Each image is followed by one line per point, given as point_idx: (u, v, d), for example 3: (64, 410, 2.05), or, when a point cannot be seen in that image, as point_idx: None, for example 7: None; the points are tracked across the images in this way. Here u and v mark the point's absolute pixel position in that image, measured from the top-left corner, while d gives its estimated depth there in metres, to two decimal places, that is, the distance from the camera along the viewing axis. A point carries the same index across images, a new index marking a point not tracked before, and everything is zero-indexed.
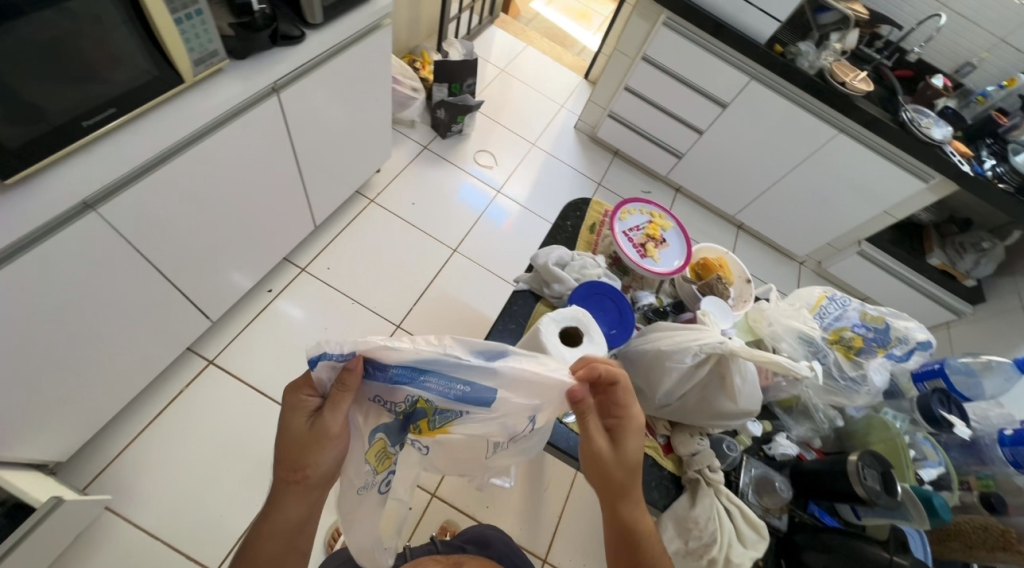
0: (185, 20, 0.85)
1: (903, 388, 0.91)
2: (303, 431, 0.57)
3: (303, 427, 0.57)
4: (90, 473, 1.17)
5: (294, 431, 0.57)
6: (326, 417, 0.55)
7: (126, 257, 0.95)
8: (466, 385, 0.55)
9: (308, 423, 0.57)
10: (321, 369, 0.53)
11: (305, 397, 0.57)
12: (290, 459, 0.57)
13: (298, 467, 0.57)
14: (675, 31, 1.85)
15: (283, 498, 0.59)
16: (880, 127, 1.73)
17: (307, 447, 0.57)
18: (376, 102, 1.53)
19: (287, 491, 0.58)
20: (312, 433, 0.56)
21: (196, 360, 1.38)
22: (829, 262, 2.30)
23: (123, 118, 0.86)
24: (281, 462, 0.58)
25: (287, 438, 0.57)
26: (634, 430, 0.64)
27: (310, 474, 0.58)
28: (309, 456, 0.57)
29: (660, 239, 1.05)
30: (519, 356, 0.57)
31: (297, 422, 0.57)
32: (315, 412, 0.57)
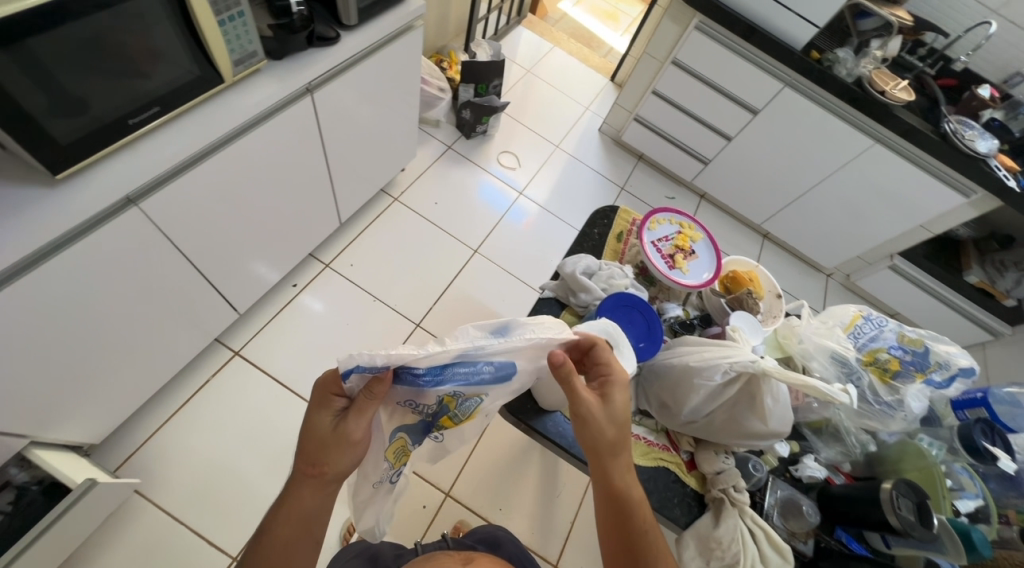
0: (228, 22, 0.88)
1: (941, 415, 0.88)
2: (328, 431, 0.57)
3: (329, 426, 0.57)
4: (120, 456, 1.21)
5: (320, 428, 0.57)
6: (351, 421, 0.56)
7: (162, 250, 0.98)
8: (492, 367, 0.56)
9: (333, 422, 0.57)
10: (351, 378, 0.54)
11: (333, 397, 0.58)
12: (313, 454, 0.57)
13: (319, 463, 0.57)
14: (707, 34, 1.82)
15: (300, 490, 0.58)
16: (919, 137, 1.67)
17: (331, 446, 0.57)
18: (405, 102, 1.55)
19: (306, 484, 0.58)
20: (337, 434, 0.57)
21: (223, 350, 1.41)
22: (858, 276, 2.24)
23: (166, 117, 0.88)
24: (304, 456, 0.58)
25: (312, 436, 0.57)
26: (620, 386, 0.62)
27: (329, 470, 0.57)
28: (331, 455, 0.57)
29: (689, 251, 1.04)
30: (527, 326, 0.57)
31: (322, 418, 0.58)
32: (341, 413, 0.58)
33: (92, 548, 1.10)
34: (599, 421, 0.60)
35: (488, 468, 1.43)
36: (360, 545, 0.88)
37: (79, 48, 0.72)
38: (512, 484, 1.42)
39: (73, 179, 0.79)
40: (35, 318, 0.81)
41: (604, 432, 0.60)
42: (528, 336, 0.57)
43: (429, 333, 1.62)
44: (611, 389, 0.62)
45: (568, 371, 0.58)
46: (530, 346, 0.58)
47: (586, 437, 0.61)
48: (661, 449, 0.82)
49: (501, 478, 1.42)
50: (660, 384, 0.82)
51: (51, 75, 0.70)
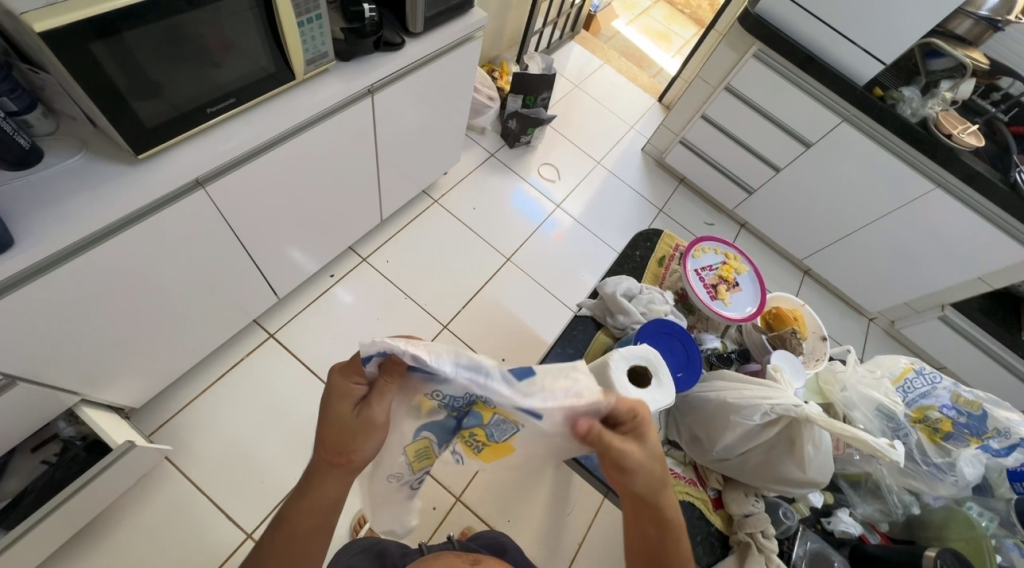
0: (306, 24, 0.93)
1: (993, 484, 0.81)
2: (348, 419, 0.55)
3: (350, 414, 0.55)
4: (157, 421, 1.27)
5: (340, 416, 0.55)
6: (374, 404, 0.54)
7: (218, 233, 1.03)
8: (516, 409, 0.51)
9: (353, 410, 0.55)
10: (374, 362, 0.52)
11: (352, 385, 0.55)
12: (336, 442, 0.55)
13: (341, 451, 0.55)
14: (764, 62, 1.79)
15: (323, 477, 0.57)
16: (986, 185, 1.58)
17: (352, 432, 0.55)
18: (456, 108, 1.58)
19: (328, 472, 0.57)
20: (358, 420, 0.54)
21: (259, 332, 1.47)
22: (902, 323, 2.13)
23: (239, 108, 0.93)
24: (323, 445, 0.56)
25: (333, 424, 0.55)
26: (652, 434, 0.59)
27: (355, 459, 0.56)
28: (353, 443, 0.55)
29: (732, 282, 1.01)
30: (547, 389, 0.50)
31: (343, 408, 0.55)
32: (360, 400, 0.55)
33: (122, 507, 1.16)
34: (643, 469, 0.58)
35: (500, 478, 1.42)
36: (368, 542, 0.89)
37: (171, 40, 0.77)
38: (523, 497, 1.41)
39: (151, 160, 0.85)
40: (102, 285, 0.86)
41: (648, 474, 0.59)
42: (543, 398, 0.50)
43: (455, 336, 1.64)
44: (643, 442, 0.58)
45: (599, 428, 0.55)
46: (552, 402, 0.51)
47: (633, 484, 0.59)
48: (687, 483, 0.81)
49: (512, 489, 1.41)
50: (694, 416, 0.81)
51: (139, 63, 0.75)
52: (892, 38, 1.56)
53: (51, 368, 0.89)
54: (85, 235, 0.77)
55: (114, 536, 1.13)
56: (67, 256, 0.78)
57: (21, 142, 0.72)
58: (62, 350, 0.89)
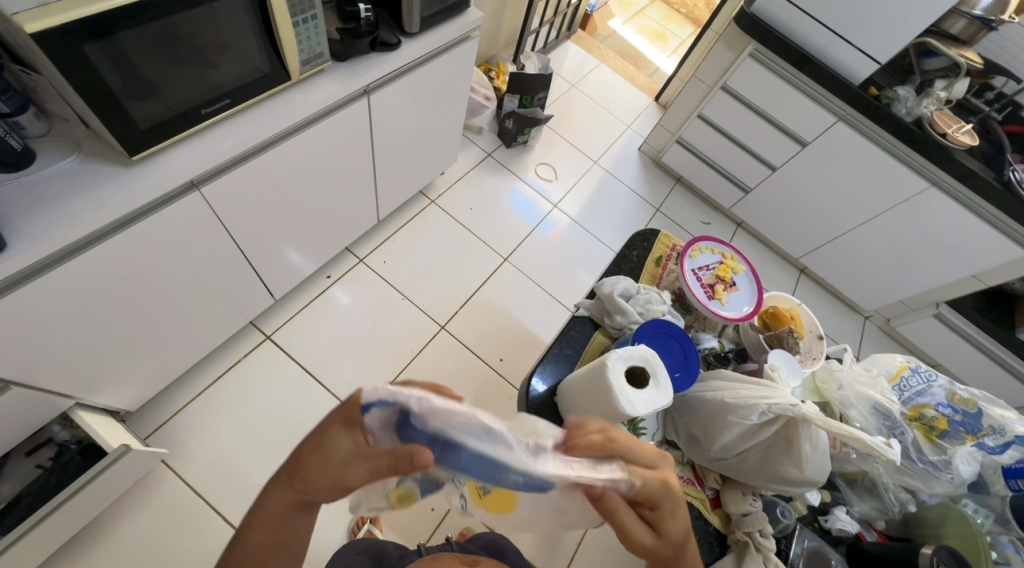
0: (301, 24, 0.93)
1: (987, 481, 0.80)
2: (328, 454, 0.48)
3: (336, 454, 0.47)
4: (153, 424, 1.27)
5: (328, 446, 0.48)
6: (358, 465, 0.46)
7: (215, 234, 1.03)
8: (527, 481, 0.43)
9: (340, 452, 0.47)
10: (376, 412, 0.46)
11: (351, 425, 0.48)
12: (303, 469, 0.49)
13: (305, 481, 0.48)
14: (760, 62, 1.79)
15: (277, 494, 0.51)
16: (980, 183, 1.59)
17: (324, 473, 0.48)
18: (452, 108, 1.58)
19: (284, 492, 0.50)
20: (337, 465, 0.47)
21: (256, 333, 1.46)
22: (898, 321, 2.14)
23: (235, 109, 0.93)
24: (297, 462, 0.49)
25: (318, 450, 0.48)
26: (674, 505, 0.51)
27: (309, 493, 0.49)
28: (316, 480, 0.48)
29: (729, 282, 1.02)
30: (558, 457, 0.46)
31: (334, 442, 0.48)
32: (355, 453, 0.47)
33: (118, 511, 1.15)
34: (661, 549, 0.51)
35: None
36: (366, 543, 0.88)
37: (165, 40, 0.77)
38: None
39: (145, 161, 0.84)
40: (96, 288, 0.86)
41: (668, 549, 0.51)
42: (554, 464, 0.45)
43: (453, 336, 1.64)
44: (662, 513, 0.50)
45: (611, 502, 0.48)
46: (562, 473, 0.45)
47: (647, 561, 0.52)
48: (686, 482, 0.81)
49: None
50: (692, 417, 0.82)
51: (132, 63, 0.75)
52: (886, 38, 1.57)
53: (47, 372, 0.89)
54: (80, 237, 0.77)
55: (110, 540, 1.12)
56: (61, 259, 0.77)
57: (13, 143, 0.72)
58: (57, 353, 0.88)
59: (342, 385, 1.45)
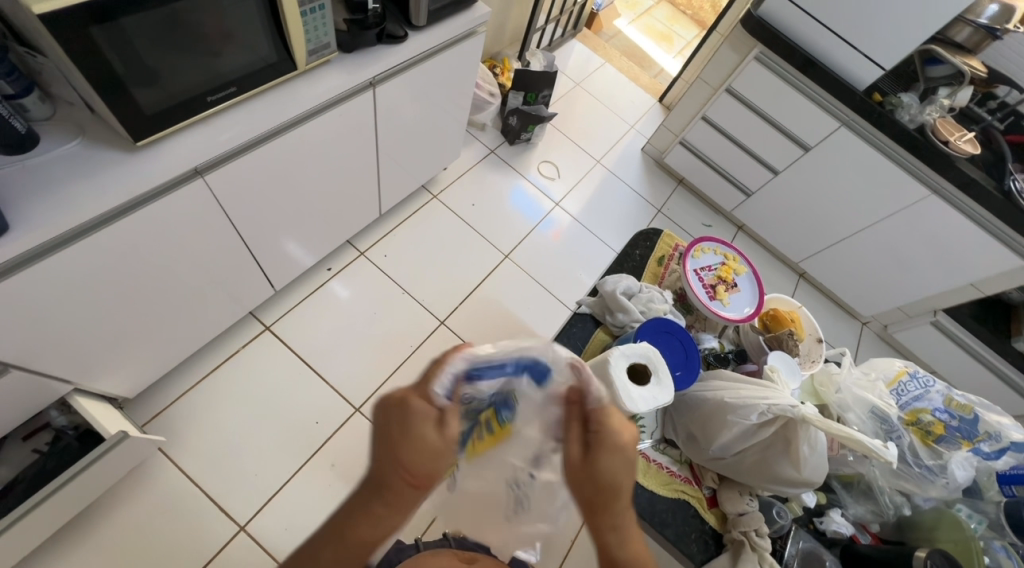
0: (309, 14, 0.93)
1: (982, 486, 0.82)
2: (430, 442, 0.52)
3: (434, 437, 0.53)
4: (150, 412, 1.26)
5: (422, 440, 0.52)
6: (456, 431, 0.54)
7: (218, 222, 1.02)
8: (528, 373, 0.59)
9: (434, 433, 0.53)
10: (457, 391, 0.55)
11: (432, 406, 0.53)
12: (416, 465, 0.52)
13: (423, 475, 0.53)
14: (765, 65, 1.80)
15: (397, 500, 0.53)
16: (980, 191, 1.60)
17: (433, 455, 0.53)
18: (457, 103, 1.57)
19: (402, 494, 0.53)
20: (440, 441, 0.53)
21: (255, 324, 1.46)
22: (895, 327, 2.15)
23: (240, 97, 0.92)
24: (404, 472, 0.52)
25: (413, 448, 0.52)
26: (611, 448, 0.56)
27: (429, 482, 0.54)
28: (437, 464, 0.54)
29: (731, 283, 1.02)
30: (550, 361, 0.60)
31: (427, 431, 0.52)
32: (443, 422, 0.53)
33: (114, 497, 1.15)
34: (586, 479, 0.56)
35: None
36: None
37: (170, 26, 0.76)
38: None
39: (149, 147, 0.84)
40: (98, 273, 0.85)
41: (593, 481, 0.56)
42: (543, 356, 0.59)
43: (452, 332, 1.64)
44: (601, 448, 0.56)
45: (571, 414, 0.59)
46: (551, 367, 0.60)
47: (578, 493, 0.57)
48: (682, 481, 0.83)
49: None
50: (691, 415, 0.82)
51: (137, 49, 0.74)
52: (892, 44, 1.57)
53: (45, 356, 0.88)
54: (83, 221, 0.76)
55: (106, 527, 1.12)
56: (64, 243, 0.77)
57: (17, 126, 0.71)
58: (57, 337, 0.88)
59: (341, 378, 1.45)
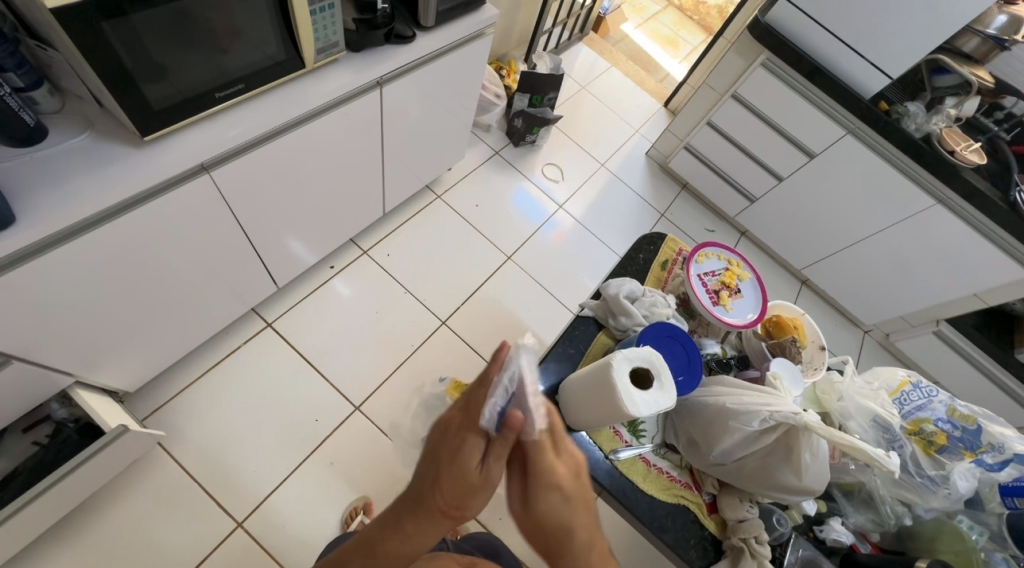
0: (319, 12, 0.93)
1: (983, 498, 0.81)
2: (471, 473, 0.52)
3: (476, 470, 0.52)
4: (151, 406, 1.27)
5: (467, 469, 0.51)
6: (497, 470, 0.52)
7: (222, 218, 1.03)
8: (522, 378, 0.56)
9: (477, 466, 0.52)
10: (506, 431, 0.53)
11: (479, 437, 0.53)
12: (455, 495, 0.52)
13: (458, 506, 0.52)
14: (771, 71, 1.80)
15: (428, 525, 0.53)
16: (984, 202, 1.59)
17: (469, 489, 0.52)
18: (463, 104, 1.58)
19: (436, 522, 0.53)
20: (478, 477, 0.52)
21: (257, 320, 1.46)
22: (897, 336, 2.15)
23: (247, 94, 0.93)
24: (441, 498, 0.52)
25: (455, 475, 0.52)
26: (548, 489, 0.54)
27: (464, 516, 0.53)
28: (474, 500, 0.53)
29: (734, 289, 1.02)
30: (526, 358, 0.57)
31: (471, 460, 0.52)
32: (488, 458, 0.52)
33: (112, 491, 1.15)
34: (531, 526, 0.55)
35: None
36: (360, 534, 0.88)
37: (179, 22, 0.76)
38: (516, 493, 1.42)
39: (156, 142, 0.84)
40: (102, 266, 0.85)
41: (541, 530, 0.55)
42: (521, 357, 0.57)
43: (453, 332, 1.64)
44: (536, 493, 0.54)
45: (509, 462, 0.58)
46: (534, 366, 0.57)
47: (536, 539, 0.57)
48: (682, 486, 0.80)
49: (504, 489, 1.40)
50: (692, 421, 0.82)
51: (146, 44, 0.74)
52: (899, 53, 1.57)
53: (47, 349, 0.89)
54: (89, 214, 0.77)
55: (104, 520, 1.12)
56: (70, 236, 0.77)
57: (26, 119, 0.72)
58: (59, 330, 0.88)
59: (342, 376, 1.45)
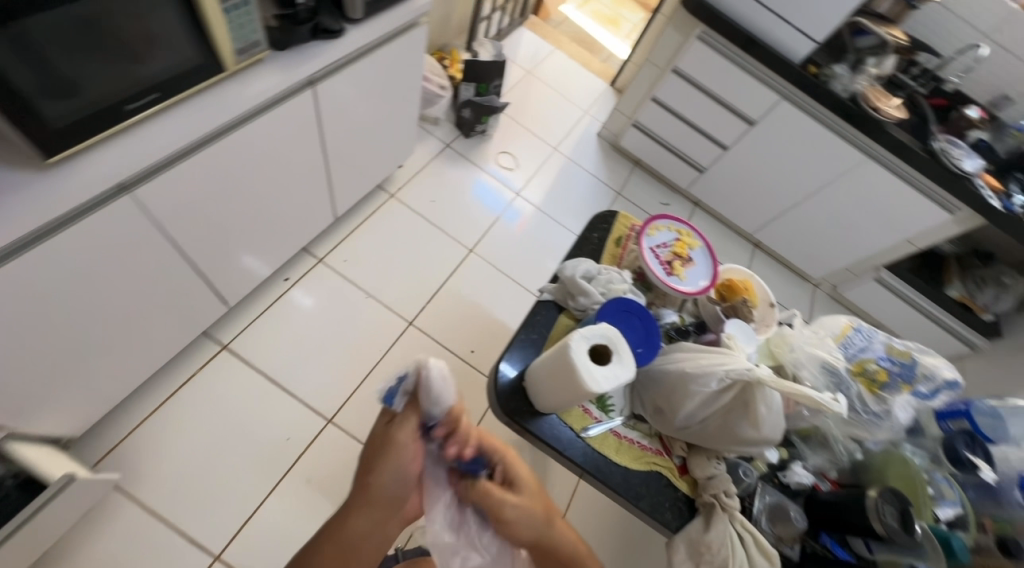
0: (232, 11, 0.86)
1: (925, 425, 0.91)
2: (378, 435, 0.61)
3: (379, 431, 0.62)
4: (102, 449, 1.18)
5: (372, 433, 0.62)
6: (398, 430, 0.60)
7: (155, 242, 0.96)
8: (410, 380, 0.60)
9: (383, 429, 0.61)
10: (394, 400, 0.61)
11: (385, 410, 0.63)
12: (367, 459, 0.61)
13: (370, 469, 0.60)
14: (707, 44, 1.84)
15: (353, 501, 0.60)
16: (909, 153, 1.71)
17: (377, 449, 0.61)
18: (406, 97, 1.53)
19: (357, 494, 0.60)
20: (382, 436, 0.61)
21: (212, 344, 1.39)
22: (844, 287, 2.27)
23: (164, 103, 0.86)
24: (360, 464, 0.62)
25: (369, 444, 0.62)
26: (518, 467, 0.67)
27: (374, 480, 0.60)
28: (378, 462, 0.60)
29: (687, 258, 1.04)
30: (421, 369, 0.59)
31: (377, 425, 0.62)
32: (392, 422, 0.61)
33: (70, 542, 1.08)
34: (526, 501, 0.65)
35: None
36: None
37: (75, 29, 0.69)
38: None
39: (62, 165, 0.77)
40: (20, 306, 0.78)
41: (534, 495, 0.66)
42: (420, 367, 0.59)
43: (422, 332, 1.61)
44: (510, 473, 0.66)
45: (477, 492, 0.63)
46: (428, 373, 0.59)
47: (522, 535, 0.64)
48: (654, 453, 0.83)
49: None
50: (656, 388, 0.84)
51: (45, 60, 0.67)
52: (821, 18, 1.65)
53: None
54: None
55: None
56: None
57: None
58: None
59: (310, 391, 1.41)
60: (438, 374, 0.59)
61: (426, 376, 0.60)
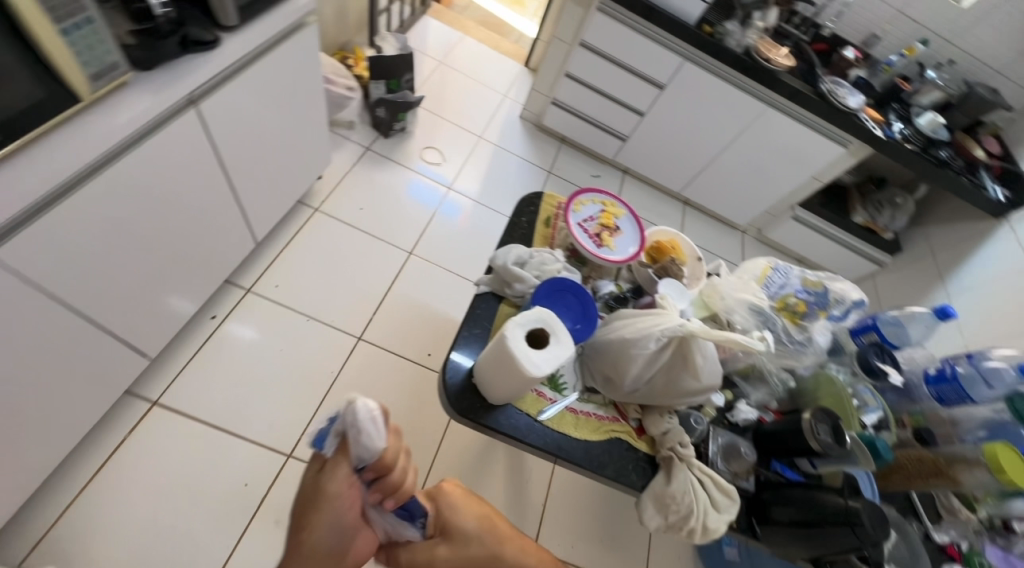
0: (74, 31, 0.73)
1: (843, 344, 1.01)
2: (310, 485, 0.58)
3: (311, 480, 0.58)
4: (26, 544, 1.05)
5: (303, 483, 0.59)
6: (329, 477, 0.57)
7: (36, 308, 0.84)
8: (339, 419, 0.56)
9: (315, 479, 0.58)
10: (324, 444, 0.57)
11: (317, 456, 0.59)
12: (300, 511, 0.58)
13: (302, 524, 0.57)
14: (608, 14, 1.87)
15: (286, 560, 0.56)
16: (802, 99, 1.85)
17: (309, 502, 0.57)
18: (309, 104, 1.44)
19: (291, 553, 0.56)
20: (314, 487, 0.57)
21: (138, 403, 1.26)
22: (768, 229, 2.45)
23: (9, 148, 0.73)
24: (293, 518, 0.58)
25: (301, 495, 0.58)
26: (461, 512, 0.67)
27: (306, 538, 0.56)
28: (311, 517, 0.57)
29: (614, 228, 1.07)
30: (347, 410, 0.55)
31: (309, 474, 0.59)
32: (323, 470, 0.58)
33: None
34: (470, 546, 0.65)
35: (456, 464, 1.43)
36: None
37: None
38: (480, 477, 1.43)
39: None
40: None
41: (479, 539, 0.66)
42: (345, 406, 0.56)
43: (373, 345, 1.56)
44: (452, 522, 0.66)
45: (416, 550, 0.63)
46: (352, 412, 0.55)
47: None
48: (610, 421, 0.85)
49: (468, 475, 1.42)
50: (602, 359, 0.86)
51: None
52: None
53: None
54: None
55: None
56: None
57: None
58: None
59: (261, 429, 1.32)
60: (365, 413, 0.55)
61: (350, 417, 0.55)
